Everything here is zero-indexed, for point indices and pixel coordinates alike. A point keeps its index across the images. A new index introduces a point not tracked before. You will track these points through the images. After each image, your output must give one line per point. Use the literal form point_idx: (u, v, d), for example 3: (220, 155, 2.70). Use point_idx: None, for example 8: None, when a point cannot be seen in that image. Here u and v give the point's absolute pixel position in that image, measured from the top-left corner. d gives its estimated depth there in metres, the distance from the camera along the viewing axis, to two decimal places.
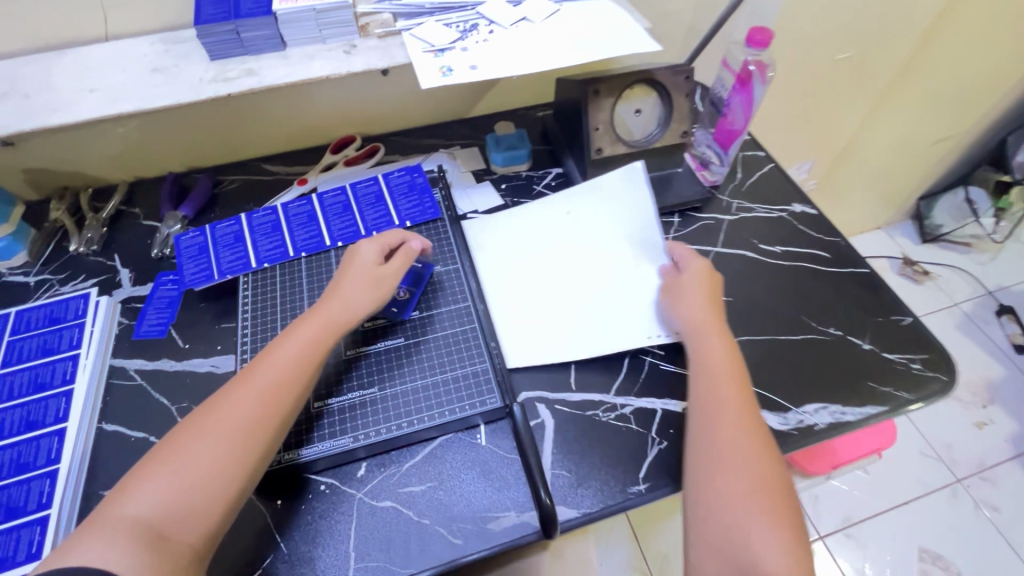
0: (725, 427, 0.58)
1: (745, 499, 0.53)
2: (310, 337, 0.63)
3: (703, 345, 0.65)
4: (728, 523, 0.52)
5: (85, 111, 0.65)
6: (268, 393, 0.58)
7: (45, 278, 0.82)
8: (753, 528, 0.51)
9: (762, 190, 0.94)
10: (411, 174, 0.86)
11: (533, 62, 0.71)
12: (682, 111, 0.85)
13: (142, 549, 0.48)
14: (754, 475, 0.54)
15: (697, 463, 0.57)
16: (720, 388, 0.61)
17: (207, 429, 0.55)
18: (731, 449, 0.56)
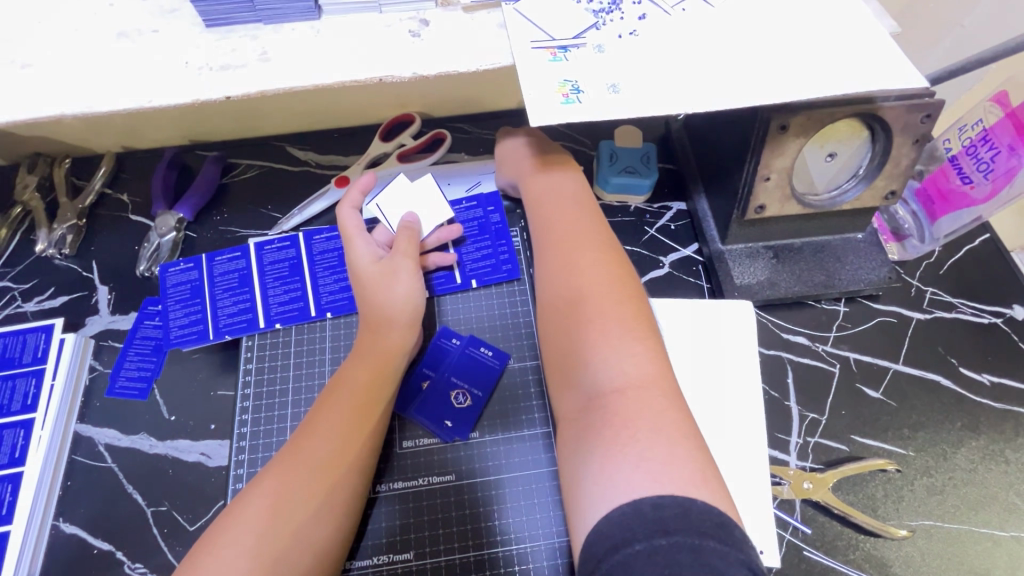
0: (570, 246, 0.51)
1: (608, 340, 0.44)
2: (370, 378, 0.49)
3: (549, 197, 0.55)
4: (596, 376, 0.43)
5: (13, 102, 0.42)
6: (339, 439, 0.46)
7: (5, 286, 0.64)
8: (599, 361, 0.44)
9: (971, 275, 0.66)
10: (483, 207, 0.63)
11: (711, 88, 0.43)
12: (901, 164, 0.56)
13: None
14: (615, 326, 0.45)
15: (562, 335, 0.47)
16: (563, 233, 0.52)
17: (262, 488, 0.43)
18: (572, 291, 0.48)
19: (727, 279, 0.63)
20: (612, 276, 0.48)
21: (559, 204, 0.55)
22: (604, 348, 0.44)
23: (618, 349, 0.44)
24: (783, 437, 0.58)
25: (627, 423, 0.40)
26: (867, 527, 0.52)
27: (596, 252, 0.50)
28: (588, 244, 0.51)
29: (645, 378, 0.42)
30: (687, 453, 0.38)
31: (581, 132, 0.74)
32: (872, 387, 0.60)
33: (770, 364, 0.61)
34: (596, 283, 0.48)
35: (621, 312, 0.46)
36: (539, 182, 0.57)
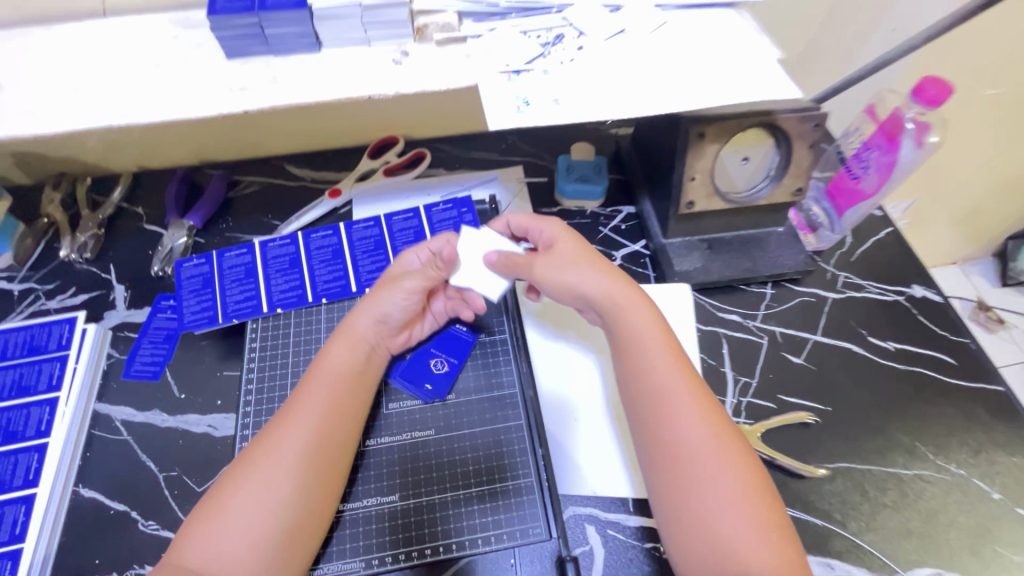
0: (678, 402, 0.49)
1: (742, 520, 0.44)
2: (362, 344, 0.56)
3: (635, 330, 0.53)
4: (730, 546, 0.44)
5: (65, 116, 0.52)
6: (320, 435, 0.50)
7: (30, 287, 0.71)
8: (738, 544, 0.44)
9: (877, 261, 0.77)
10: (458, 208, 0.73)
11: (633, 102, 0.55)
12: (802, 164, 0.67)
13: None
14: (739, 497, 0.45)
15: (684, 508, 0.46)
16: (651, 375, 0.51)
17: (270, 442, 0.49)
18: (696, 468, 0.46)
19: (668, 266, 0.73)
20: (709, 430, 0.48)
21: (644, 338, 0.53)
22: (716, 516, 0.45)
23: (750, 529, 0.44)
24: (720, 398, 0.66)
25: (739, 567, 0.43)
26: (791, 469, 0.61)
27: (698, 407, 0.49)
28: (687, 395, 0.50)
29: (754, 516, 0.45)
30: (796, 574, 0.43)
31: (543, 149, 0.86)
32: (795, 354, 0.70)
33: (709, 338, 0.70)
34: (698, 439, 0.47)
35: (715, 445, 0.47)
36: (622, 308, 0.54)
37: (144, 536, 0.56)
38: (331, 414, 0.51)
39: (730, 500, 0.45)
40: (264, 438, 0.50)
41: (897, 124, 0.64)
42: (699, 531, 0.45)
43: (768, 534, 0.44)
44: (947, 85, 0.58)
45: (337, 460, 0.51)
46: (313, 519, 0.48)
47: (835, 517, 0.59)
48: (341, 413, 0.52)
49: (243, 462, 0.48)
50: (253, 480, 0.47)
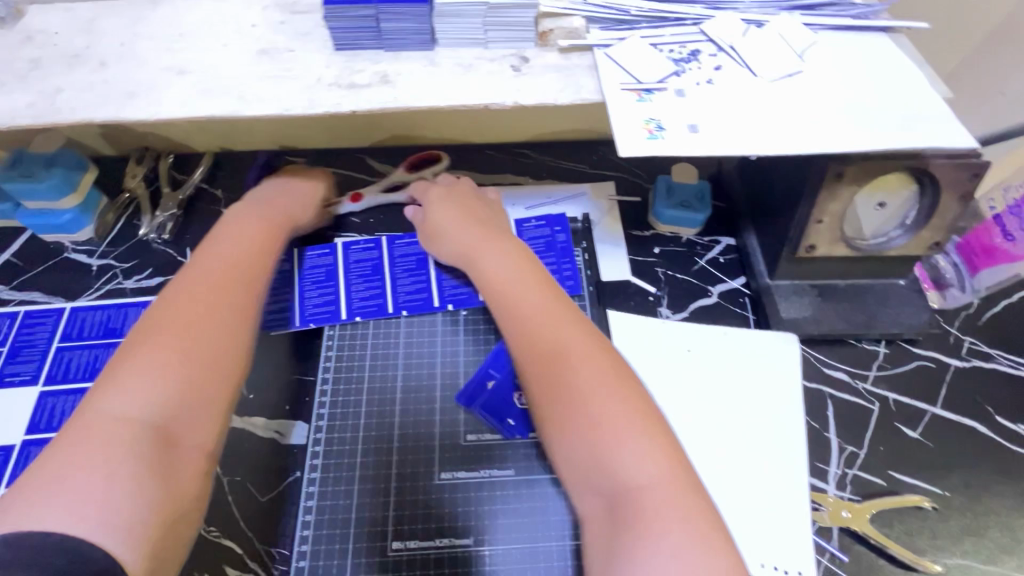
0: (545, 332, 0.48)
1: (622, 426, 0.42)
2: (270, 230, 0.59)
3: (510, 297, 0.52)
4: (607, 454, 0.42)
5: (169, 103, 0.49)
6: (220, 300, 0.50)
7: (108, 264, 0.70)
8: (618, 448, 0.42)
9: (1009, 328, 0.69)
10: (550, 227, 0.69)
11: (778, 136, 0.49)
12: (948, 217, 0.59)
13: (144, 441, 0.40)
14: (617, 418, 0.43)
15: (575, 439, 0.43)
16: (510, 302, 0.52)
17: (179, 298, 0.49)
18: (586, 395, 0.44)
19: (774, 312, 0.66)
20: (571, 323, 0.49)
21: (516, 292, 0.52)
22: (610, 429, 0.42)
23: (633, 432, 0.42)
24: (822, 467, 0.60)
25: (649, 502, 0.39)
26: (902, 560, 0.55)
27: (571, 313, 0.50)
28: (559, 301, 0.51)
29: (644, 434, 0.42)
30: (691, 487, 0.40)
31: (637, 166, 0.80)
32: (911, 427, 0.62)
33: (812, 396, 0.64)
34: (570, 333, 0.48)
35: (588, 363, 0.46)
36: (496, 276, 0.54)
37: (205, 544, 0.54)
38: (219, 328, 0.48)
39: (636, 438, 0.42)
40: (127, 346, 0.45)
41: None
42: (590, 453, 0.42)
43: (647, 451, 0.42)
44: None
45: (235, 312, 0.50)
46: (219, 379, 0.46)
47: None
48: (227, 302, 0.50)
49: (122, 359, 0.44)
50: (127, 382, 0.42)
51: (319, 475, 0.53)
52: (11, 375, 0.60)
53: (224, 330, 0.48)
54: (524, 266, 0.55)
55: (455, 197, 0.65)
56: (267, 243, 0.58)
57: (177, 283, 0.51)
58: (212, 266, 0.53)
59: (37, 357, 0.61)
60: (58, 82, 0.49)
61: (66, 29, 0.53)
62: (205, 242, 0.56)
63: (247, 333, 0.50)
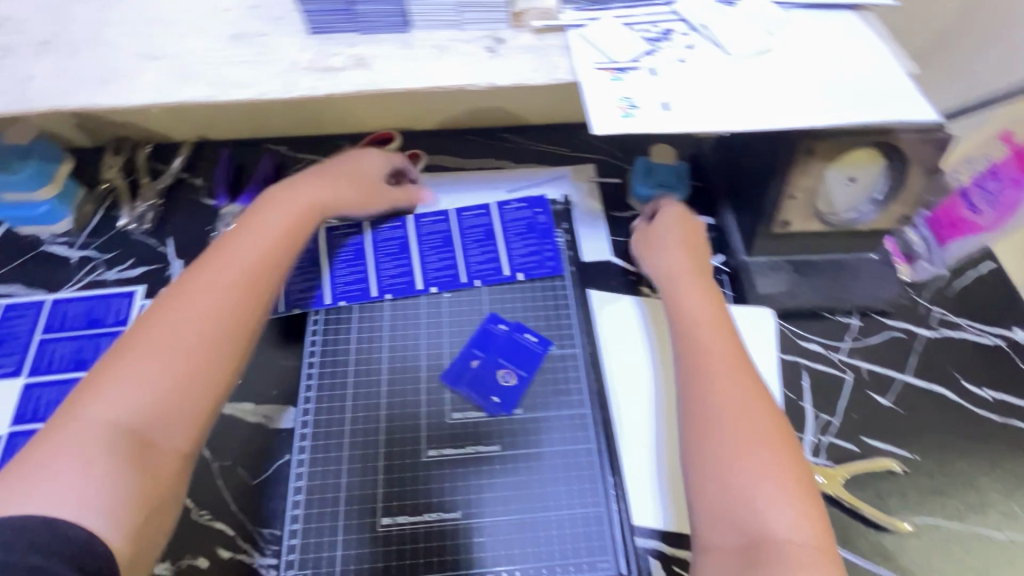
0: (724, 371, 0.49)
1: (766, 474, 0.42)
2: (290, 228, 0.57)
3: (679, 306, 0.56)
4: (737, 492, 0.42)
5: (143, 89, 0.49)
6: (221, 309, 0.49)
7: (88, 255, 0.70)
8: (755, 491, 0.42)
9: (978, 297, 0.71)
10: (531, 209, 0.68)
11: (749, 112, 0.50)
12: (915, 190, 0.61)
13: (125, 450, 0.42)
14: (767, 464, 0.43)
15: (708, 472, 0.44)
16: (693, 333, 0.53)
17: (185, 302, 0.49)
18: (722, 424, 0.45)
19: (750, 288, 0.68)
20: (732, 356, 0.50)
21: (705, 328, 0.53)
22: (746, 468, 0.43)
23: (772, 482, 0.42)
24: (798, 435, 0.62)
25: (792, 555, 0.38)
26: (873, 520, 0.57)
27: (733, 347, 0.51)
28: (710, 327, 0.53)
29: (784, 482, 0.42)
30: (834, 554, 0.39)
31: (617, 147, 0.81)
32: (882, 394, 0.65)
33: (788, 368, 0.66)
34: (722, 359, 0.50)
35: (750, 403, 0.47)
36: (686, 305, 0.56)
37: (195, 527, 0.55)
38: (211, 334, 0.48)
39: (774, 476, 0.42)
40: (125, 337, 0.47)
41: None
42: (724, 487, 0.43)
43: (804, 508, 0.41)
44: None
45: (228, 326, 0.49)
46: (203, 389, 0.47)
47: None
48: (225, 313, 0.49)
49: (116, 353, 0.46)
50: (111, 382, 0.44)
51: (308, 456, 0.54)
52: None
53: (218, 342, 0.48)
54: (722, 305, 0.55)
55: (683, 224, 0.64)
56: (287, 241, 0.56)
57: (185, 283, 0.51)
58: (229, 266, 0.52)
59: (19, 350, 0.61)
60: (29, 69, 0.49)
61: (34, 15, 0.52)
62: (227, 233, 0.56)
63: (238, 343, 0.50)
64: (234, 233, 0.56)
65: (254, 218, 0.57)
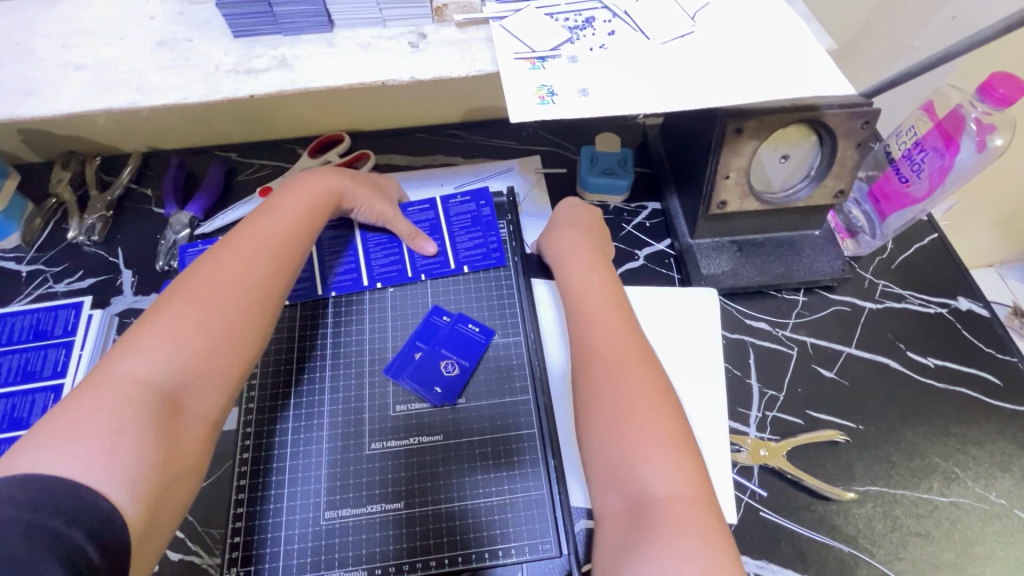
0: (605, 345, 0.52)
1: (646, 432, 0.45)
2: (309, 210, 0.58)
3: (577, 289, 0.58)
4: (622, 453, 0.45)
5: (67, 98, 0.49)
6: (242, 279, 0.50)
7: (38, 269, 0.70)
8: (636, 451, 0.44)
9: (920, 270, 0.72)
10: (476, 201, 0.69)
11: (668, 93, 0.50)
12: (846, 166, 0.62)
13: (149, 409, 0.41)
14: (652, 423, 0.45)
15: (595, 439, 0.47)
16: (585, 312, 0.56)
17: (205, 273, 0.49)
18: (604, 393, 0.48)
19: (695, 269, 0.69)
20: (619, 330, 0.53)
21: (598, 306, 0.56)
22: (628, 430, 0.45)
23: (655, 442, 0.44)
24: (744, 411, 0.63)
25: (670, 510, 0.41)
26: (816, 490, 0.58)
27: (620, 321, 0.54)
28: (602, 305, 0.56)
29: (667, 444, 0.44)
30: (709, 503, 0.42)
31: (565, 139, 0.82)
32: (827, 368, 0.65)
33: (734, 347, 0.67)
34: (604, 334, 0.53)
35: (638, 370, 0.49)
36: (581, 289, 0.58)
37: None
38: (237, 308, 0.48)
39: (658, 437, 0.45)
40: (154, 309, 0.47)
41: (956, 123, 0.58)
42: (609, 451, 0.45)
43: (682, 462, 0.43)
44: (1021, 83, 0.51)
45: (257, 300, 0.50)
46: (225, 356, 0.46)
47: (863, 544, 0.56)
48: (247, 283, 0.50)
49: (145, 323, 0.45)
50: (142, 341, 0.44)
51: (251, 454, 0.55)
52: None
53: (240, 312, 0.48)
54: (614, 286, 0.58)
55: (586, 217, 0.66)
56: (308, 227, 0.57)
57: (218, 259, 0.51)
58: (245, 240, 0.53)
59: None
60: None
61: None
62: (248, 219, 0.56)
63: (262, 315, 0.50)
64: (253, 219, 0.56)
65: (274, 202, 0.58)
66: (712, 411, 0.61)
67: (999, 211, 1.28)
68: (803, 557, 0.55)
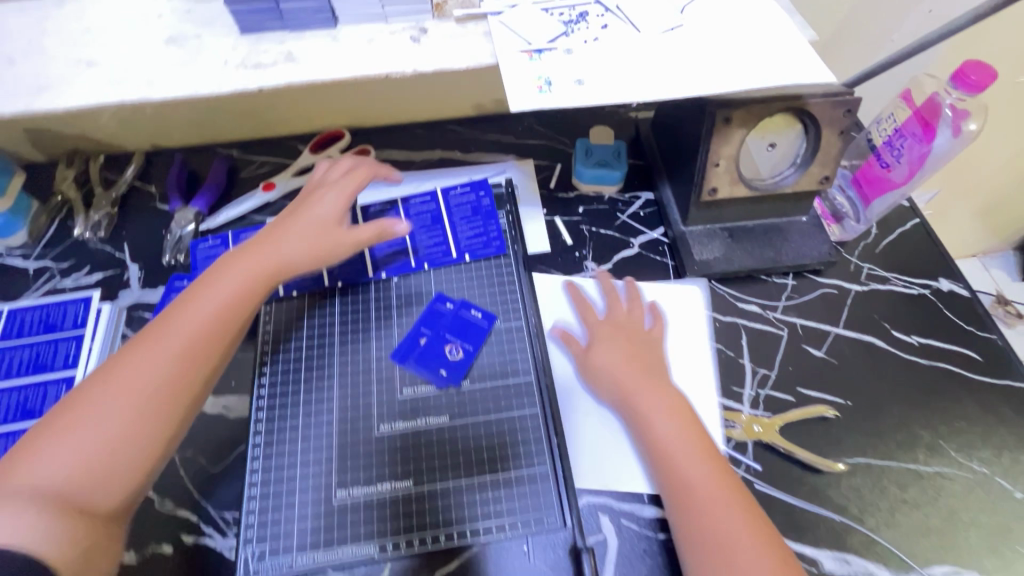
0: (681, 446, 0.51)
1: (745, 540, 0.46)
2: (248, 272, 0.55)
3: (627, 379, 0.56)
4: (735, 569, 0.45)
5: (81, 93, 0.51)
6: (167, 357, 0.49)
7: (45, 265, 0.71)
8: (744, 564, 0.45)
9: (902, 252, 0.75)
10: (476, 191, 0.71)
11: (661, 82, 0.53)
12: (830, 153, 0.65)
13: (56, 518, 0.41)
14: (749, 530, 0.46)
15: (698, 557, 0.46)
16: (646, 410, 0.54)
17: (139, 357, 0.49)
18: (696, 505, 0.48)
19: (688, 255, 0.71)
20: (681, 423, 0.53)
21: (654, 400, 0.54)
22: (734, 542, 0.46)
23: (754, 552, 0.45)
24: (738, 390, 0.65)
25: None
26: (806, 464, 0.60)
27: (678, 415, 0.53)
28: (659, 395, 0.54)
29: (759, 544, 0.46)
30: None
31: (560, 133, 0.84)
32: (816, 347, 0.68)
33: (727, 329, 0.69)
34: (674, 434, 0.52)
35: (708, 465, 0.50)
36: (639, 382, 0.56)
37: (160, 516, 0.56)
38: (154, 397, 0.47)
39: (752, 544, 0.46)
40: (50, 416, 0.46)
41: (933, 110, 0.61)
42: (720, 567, 0.45)
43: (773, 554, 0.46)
44: (992, 70, 0.54)
45: (179, 388, 0.49)
46: (133, 448, 0.46)
47: (853, 513, 0.58)
48: (168, 375, 0.49)
49: (44, 433, 0.45)
50: (53, 439, 0.44)
51: (263, 439, 0.56)
52: None
53: (159, 383, 0.48)
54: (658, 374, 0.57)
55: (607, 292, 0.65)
56: (253, 287, 0.55)
57: (156, 335, 0.50)
58: (185, 317, 0.51)
59: None
60: None
61: None
62: (196, 282, 0.55)
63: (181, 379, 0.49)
64: (202, 282, 0.55)
65: (223, 266, 0.56)
66: (703, 391, 0.64)
67: (981, 201, 1.32)
68: (797, 526, 0.58)
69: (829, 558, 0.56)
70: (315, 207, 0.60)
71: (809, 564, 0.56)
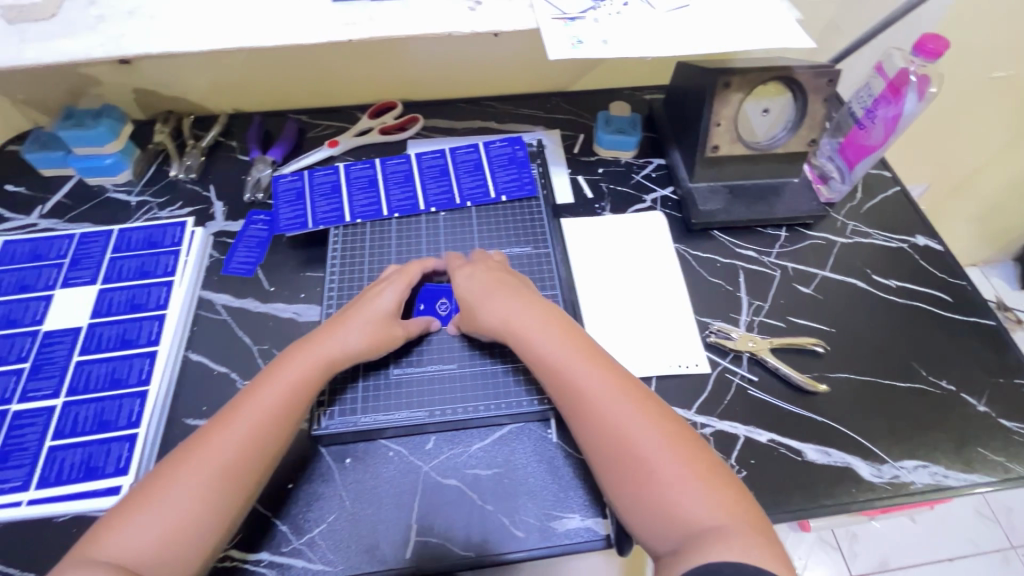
0: (602, 393, 0.53)
1: (677, 473, 0.49)
2: (298, 381, 0.56)
3: (540, 337, 0.58)
4: (659, 498, 0.48)
5: (209, 40, 0.64)
6: (244, 440, 0.52)
7: (144, 200, 0.84)
8: (670, 488, 0.48)
9: (884, 213, 0.86)
10: (512, 146, 0.83)
11: (671, 44, 0.65)
12: (816, 117, 0.76)
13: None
14: (678, 464, 0.49)
15: (628, 494, 0.49)
16: (566, 368, 0.55)
17: (233, 421, 0.52)
18: (624, 443, 0.50)
19: (694, 207, 0.82)
20: (607, 373, 0.55)
21: (581, 358, 0.56)
22: (663, 475, 0.49)
23: (686, 482, 0.48)
24: (735, 317, 0.75)
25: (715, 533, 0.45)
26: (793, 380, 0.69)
27: (602, 365, 0.55)
28: (581, 351, 0.56)
29: (694, 476, 0.49)
30: (739, 520, 0.47)
31: (583, 109, 0.97)
32: (805, 286, 0.78)
33: (726, 269, 0.79)
34: (601, 385, 0.54)
35: (641, 412, 0.52)
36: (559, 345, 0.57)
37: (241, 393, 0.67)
38: (208, 488, 0.49)
39: (683, 476, 0.48)
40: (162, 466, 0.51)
41: (902, 79, 0.72)
42: (648, 496, 0.48)
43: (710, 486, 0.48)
44: (947, 40, 0.67)
45: (243, 464, 0.51)
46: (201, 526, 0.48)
47: (834, 417, 0.67)
48: (243, 450, 0.51)
49: (119, 511, 0.48)
50: (155, 500, 0.48)
51: None
52: (73, 278, 0.73)
53: (227, 493, 0.50)
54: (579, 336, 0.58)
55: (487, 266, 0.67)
56: (304, 391, 0.56)
57: (248, 401, 0.54)
58: (268, 394, 0.55)
59: (93, 265, 0.74)
60: (119, 29, 0.64)
61: None
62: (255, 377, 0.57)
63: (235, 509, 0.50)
64: (250, 387, 0.56)
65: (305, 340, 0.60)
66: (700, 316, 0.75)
67: (974, 202, 1.42)
68: (785, 425, 0.66)
69: (812, 450, 0.65)
70: (374, 302, 0.64)
71: (794, 454, 0.65)
